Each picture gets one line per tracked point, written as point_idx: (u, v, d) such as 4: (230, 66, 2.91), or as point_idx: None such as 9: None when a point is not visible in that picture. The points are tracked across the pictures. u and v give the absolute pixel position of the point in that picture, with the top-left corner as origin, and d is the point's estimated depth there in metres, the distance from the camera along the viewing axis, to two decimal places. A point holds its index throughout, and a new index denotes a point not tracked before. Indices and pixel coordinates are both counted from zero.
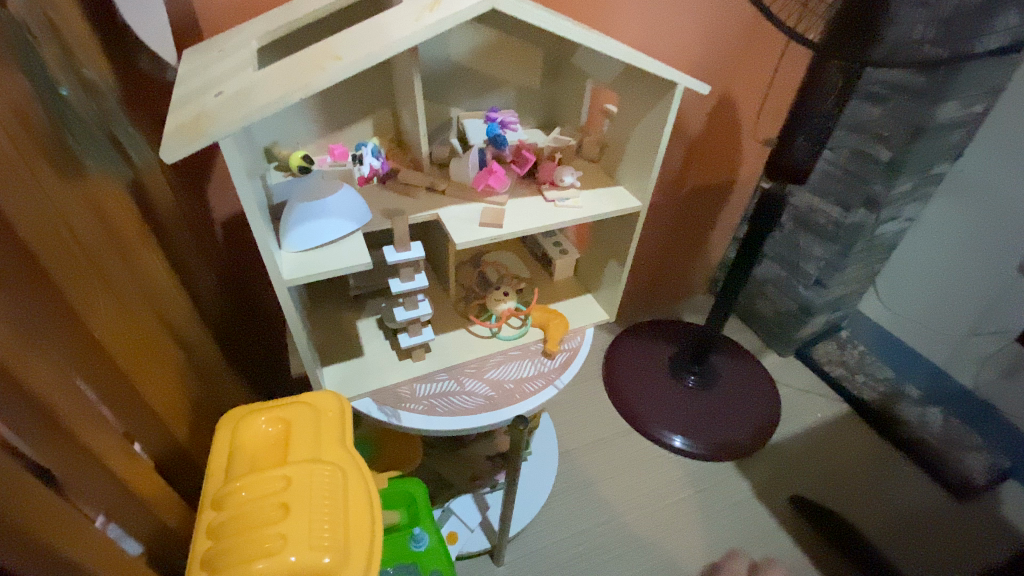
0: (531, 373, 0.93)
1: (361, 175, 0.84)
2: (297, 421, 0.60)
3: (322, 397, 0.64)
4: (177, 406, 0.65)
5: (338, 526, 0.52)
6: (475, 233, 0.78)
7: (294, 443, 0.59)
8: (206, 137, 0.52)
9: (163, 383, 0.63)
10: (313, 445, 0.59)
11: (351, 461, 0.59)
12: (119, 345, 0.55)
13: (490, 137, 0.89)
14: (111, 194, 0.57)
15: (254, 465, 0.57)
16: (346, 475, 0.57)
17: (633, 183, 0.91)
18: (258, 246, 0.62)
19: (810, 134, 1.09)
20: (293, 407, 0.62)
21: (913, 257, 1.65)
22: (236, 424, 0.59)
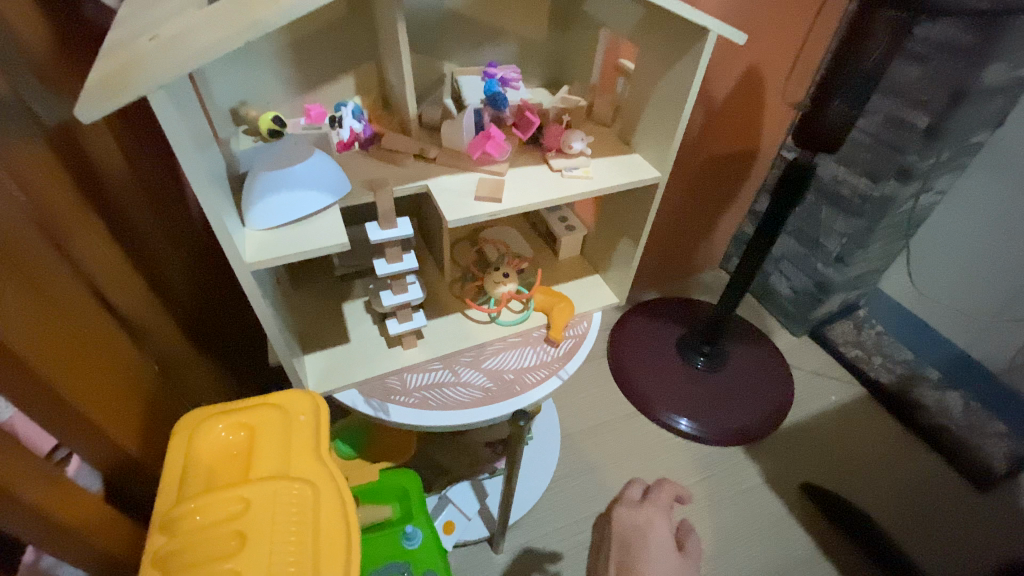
0: (535, 364, 0.85)
1: (340, 140, 0.75)
2: (264, 428, 0.62)
3: (291, 400, 0.65)
4: (123, 413, 0.60)
5: (304, 536, 0.56)
6: (470, 210, 0.68)
7: (257, 452, 0.61)
8: (132, 92, 0.42)
9: (106, 387, 0.57)
10: (283, 455, 0.61)
11: (323, 471, 0.61)
12: (62, 359, 0.51)
13: (489, 96, 0.77)
14: (38, 170, 0.51)
15: (216, 474, 0.59)
16: (319, 488, 0.59)
17: (651, 150, 0.80)
18: (211, 223, 0.53)
19: (848, 94, 0.95)
20: (259, 413, 0.63)
21: (942, 234, 1.53)
22: (195, 430, 0.61)
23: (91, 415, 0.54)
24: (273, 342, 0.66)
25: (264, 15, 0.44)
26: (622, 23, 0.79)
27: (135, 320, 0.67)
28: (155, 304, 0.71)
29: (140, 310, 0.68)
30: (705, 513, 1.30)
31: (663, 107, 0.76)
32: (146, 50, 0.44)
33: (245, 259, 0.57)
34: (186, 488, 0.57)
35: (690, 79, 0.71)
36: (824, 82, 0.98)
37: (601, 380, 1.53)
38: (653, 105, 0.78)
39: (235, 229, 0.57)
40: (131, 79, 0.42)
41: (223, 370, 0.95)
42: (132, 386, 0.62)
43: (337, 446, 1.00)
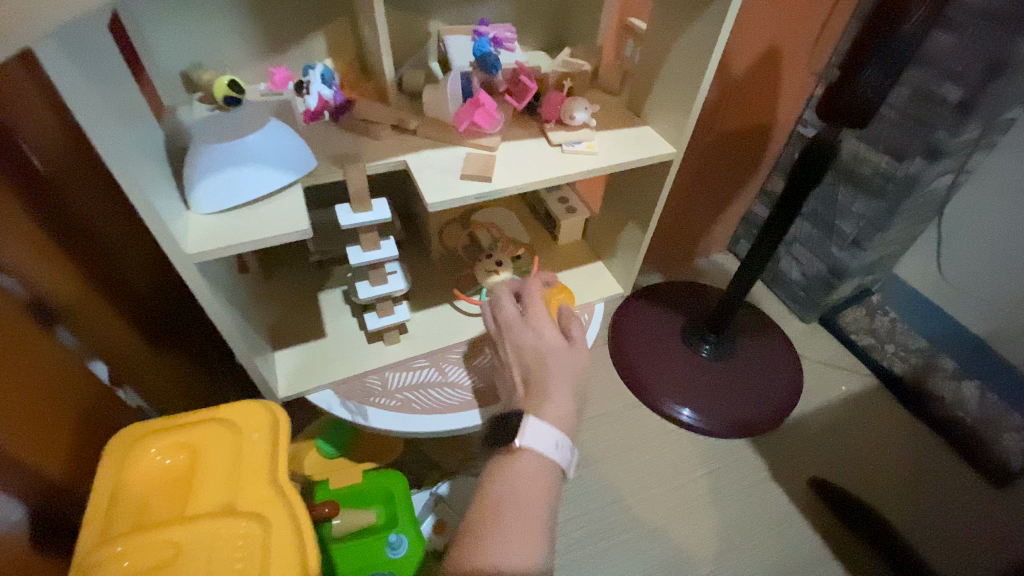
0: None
1: (308, 108, 0.65)
2: (209, 449, 0.62)
3: (241, 417, 0.64)
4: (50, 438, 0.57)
5: (251, 557, 0.55)
6: (454, 190, 0.60)
7: (198, 472, 0.60)
8: (16, 41, 0.32)
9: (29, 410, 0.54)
10: (231, 476, 0.60)
11: (274, 495, 0.59)
12: None
13: (479, 57, 0.67)
14: None
15: (160, 500, 0.58)
16: (267, 513, 0.58)
17: (665, 122, 0.71)
18: (135, 206, 0.45)
19: (882, 62, 0.84)
20: (207, 432, 0.63)
21: (968, 216, 1.41)
22: (123, 458, 0.59)
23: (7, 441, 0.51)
24: (231, 341, 0.59)
25: None
26: None
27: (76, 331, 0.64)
28: (100, 314, 0.67)
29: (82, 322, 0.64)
30: (709, 509, 1.24)
31: (682, 73, 0.67)
32: None
33: (185, 249, 0.49)
34: (115, 525, 0.55)
35: (714, 41, 0.62)
36: (854, 47, 0.86)
37: (601, 368, 1.46)
38: (671, 70, 0.69)
39: (173, 215, 0.50)
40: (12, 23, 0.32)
41: (192, 364, 0.88)
42: (60, 400, 0.59)
43: (318, 444, 0.93)
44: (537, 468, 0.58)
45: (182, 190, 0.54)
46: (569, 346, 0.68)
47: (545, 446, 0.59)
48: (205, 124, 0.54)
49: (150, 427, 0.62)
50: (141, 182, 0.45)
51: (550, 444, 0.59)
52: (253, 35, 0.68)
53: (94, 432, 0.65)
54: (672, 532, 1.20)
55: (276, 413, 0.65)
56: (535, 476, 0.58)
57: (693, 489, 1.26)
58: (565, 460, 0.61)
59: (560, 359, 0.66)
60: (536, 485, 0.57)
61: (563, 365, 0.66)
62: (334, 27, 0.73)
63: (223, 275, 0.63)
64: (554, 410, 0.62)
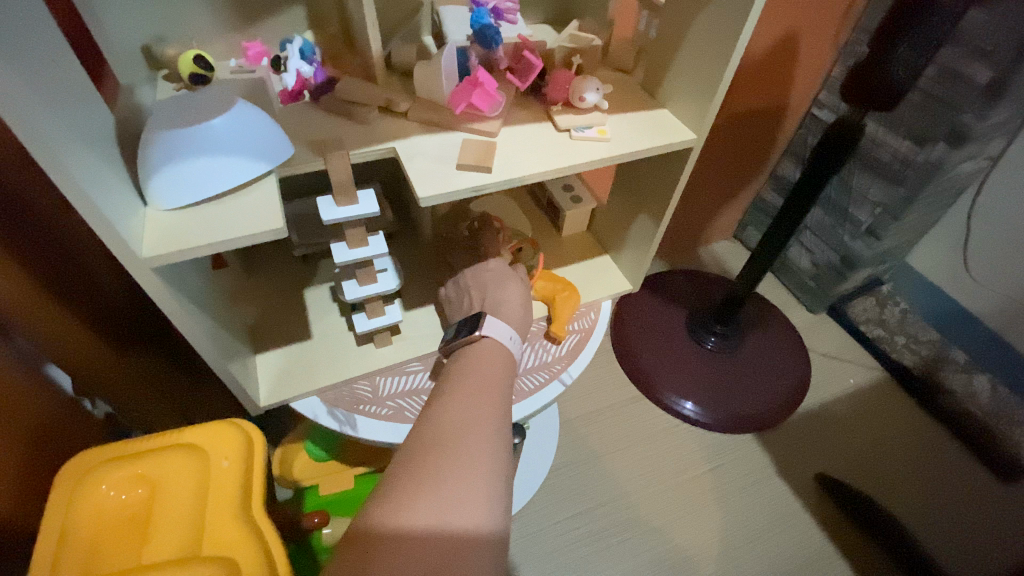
0: (532, 364, 0.74)
1: (286, 88, 0.59)
2: (177, 476, 0.58)
3: (217, 439, 0.60)
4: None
5: None
6: (449, 183, 0.53)
7: (155, 510, 0.56)
8: None
9: None
10: (200, 508, 0.56)
11: (246, 529, 0.55)
12: None
13: (478, 29, 0.60)
14: None
15: (120, 534, 0.55)
16: (235, 552, 0.53)
17: (683, 105, 0.64)
18: (78, 209, 0.39)
19: (918, 39, 0.77)
20: (177, 457, 0.58)
21: (988, 204, 1.35)
22: (71, 497, 0.55)
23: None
24: (202, 349, 0.53)
25: None
26: None
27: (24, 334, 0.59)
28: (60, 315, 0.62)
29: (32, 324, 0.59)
30: (714, 506, 1.20)
31: (703, 50, 0.61)
32: None
33: (142, 254, 0.43)
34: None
35: (744, 15, 0.55)
36: (887, 21, 0.79)
37: (603, 361, 1.41)
38: (692, 46, 0.62)
39: (126, 214, 0.44)
40: None
41: (172, 365, 0.83)
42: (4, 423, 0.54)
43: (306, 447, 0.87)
44: (498, 354, 0.62)
45: (139, 182, 0.48)
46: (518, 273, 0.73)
47: (504, 339, 0.64)
48: (163, 106, 0.48)
49: (100, 459, 0.57)
50: (83, 178, 0.39)
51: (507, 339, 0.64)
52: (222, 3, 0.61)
53: (48, 449, 0.61)
54: (675, 530, 1.16)
55: (248, 435, 0.60)
56: (496, 359, 0.62)
57: (697, 486, 1.22)
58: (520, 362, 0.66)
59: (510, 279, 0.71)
60: (497, 365, 0.61)
61: (518, 290, 0.70)
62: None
63: (192, 274, 0.56)
64: (511, 313, 0.67)
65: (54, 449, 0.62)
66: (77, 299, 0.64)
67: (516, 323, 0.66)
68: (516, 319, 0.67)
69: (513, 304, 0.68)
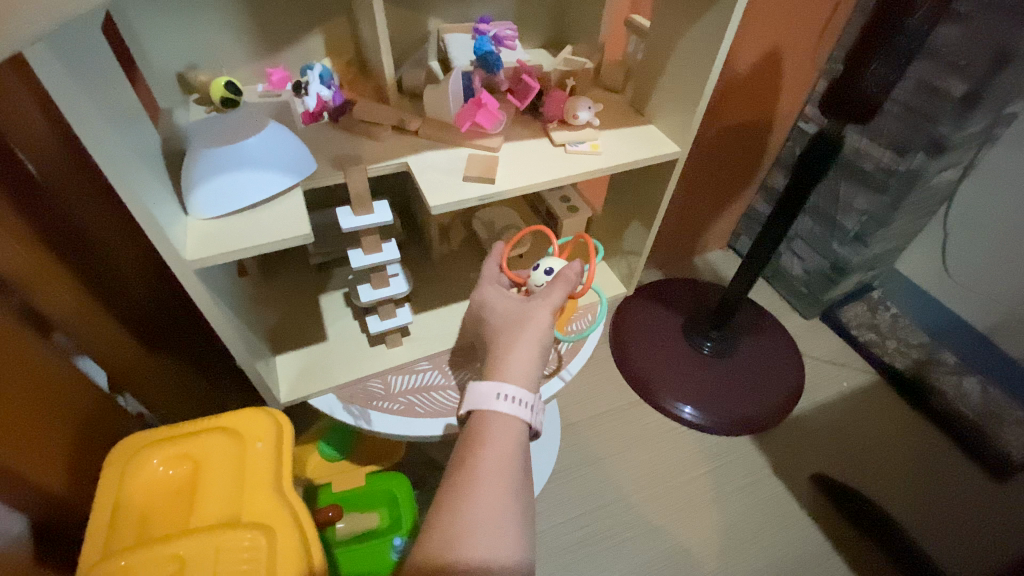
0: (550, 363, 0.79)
1: (307, 110, 0.66)
2: (211, 458, 0.62)
3: (250, 423, 0.65)
4: (47, 441, 0.58)
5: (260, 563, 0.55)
6: (457, 194, 0.59)
7: (198, 487, 0.61)
8: (10, 43, 0.32)
9: (23, 422, 0.55)
10: (238, 485, 0.61)
11: (285, 503, 0.60)
12: None
13: (480, 56, 0.66)
14: None
15: (160, 511, 0.59)
16: (274, 523, 0.58)
17: (669, 121, 0.70)
18: (136, 217, 0.45)
19: (887, 58, 0.83)
20: (209, 441, 0.63)
21: (966, 211, 1.39)
22: (124, 471, 0.60)
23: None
24: (230, 346, 0.59)
25: None
26: None
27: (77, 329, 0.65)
28: (103, 316, 0.67)
29: (83, 319, 0.65)
30: (713, 507, 1.23)
31: (685, 71, 0.67)
32: None
33: (186, 257, 0.49)
34: (116, 541, 0.57)
35: (719, 39, 0.61)
36: (859, 41, 0.85)
37: (603, 366, 1.45)
38: (675, 67, 0.68)
39: (172, 221, 0.50)
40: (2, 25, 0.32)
41: (194, 368, 0.88)
42: (54, 411, 0.59)
43: (321, 448, 0.93)
44: (502, 422, 0.57)
45: (181, 193, 0.54)
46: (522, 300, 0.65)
47: (502, 404, 0.57)
48: (202, 126, 0.54)
49: (150, 439, 0.62)
50: (139, 189, 0.45)
51: (505, 403, 0.57)
52: (249, 33, 0.67)
53: (94, 437, 0.66)
54: (676, 530, 1.19)
55: (282, 424, 0.65)
56: (501, 424, 0.57)
57: (696, 487, 1.26)
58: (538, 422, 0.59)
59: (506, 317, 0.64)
60: (504, 428, 0.57)
61: (528, 333, 0.62)
62: (332, 24, 0.71)
63: (222, 279, 0.62)
64: (520, 366, 0.60)
65: (98, 438, 0.67)
66: (117, 304, 0.70)
67: (522, 378, 0.59)
68: (521, 376, 0.59)
69: (517, 357, 0.61)
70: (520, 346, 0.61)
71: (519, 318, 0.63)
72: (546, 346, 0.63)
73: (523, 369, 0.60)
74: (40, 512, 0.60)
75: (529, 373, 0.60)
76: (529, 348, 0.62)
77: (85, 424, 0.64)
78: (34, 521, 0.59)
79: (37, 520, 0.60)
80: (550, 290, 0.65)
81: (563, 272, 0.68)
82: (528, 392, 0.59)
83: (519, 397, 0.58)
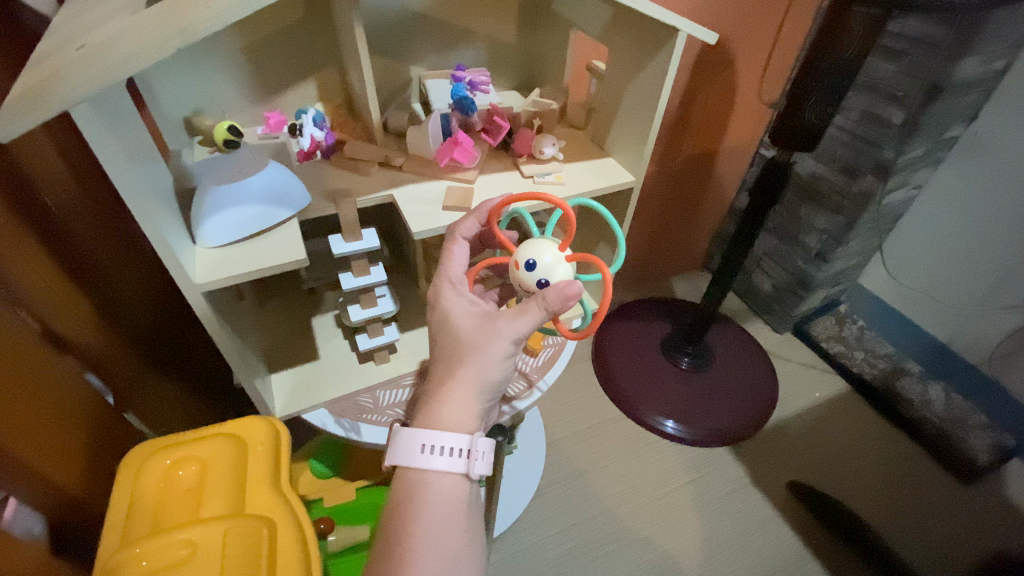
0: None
1: (301, 149, 0.73)
2: (214, 459, 0.67)
3: (252, 427, 0.70)
4: (75, 452, 0.64)
5: (262, 552, 0.60)
6: (436, 220, 0.67)
7: (207, 480, 0.66)
8: (54, 106, 0.40)
9: (57, 433, 0.61)
10: (240, 485, 0.65)
11: (282, 500, 0.65)
12: (18, 425, 0.55)
13: (456, 100, 0.75)
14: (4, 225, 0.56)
15: (166, 508, 0.63)
16: (273, 517, 0.63)
17: (626, 155, 0.80)
18: (156, 247, 0.52)
19: (821, 92, 0.93)
20: (212, 444, 0.68)
21: (916, 227, 1.49)
22: (141, 466, 0.65)
23: (36, 462, 0.58)
24: (231, 362, 0.65)
25: (196, 20, 0.42)
26: (591, 24, 0.78)
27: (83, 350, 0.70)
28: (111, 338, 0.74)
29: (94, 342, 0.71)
30: (694, 516, 1.27)
31: (638, 109, 0.75)
32: (73, 59, 0.41)
33: (195, 280, 0.56)
34: (133, 531, 0.61)
35: (661, 83, 0.70)
36: (797, 78, 0.95)
37: (585, 383, 1.51)
38: (629, 106, 0.77)
39: (183, 249, 0.57)
40: (52, 92, 0.40)
41: (188, 389, 0.92)
42: (79, 423, 0.65)
43: (312, 465, 0.98)
44: (437, 476, 0.55)
45: (189, 225, 0.61)
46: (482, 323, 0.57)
47: (426, 458, 0.54)
48: (211, 168, 0.62)
49: (161, 444, 0.67)
50: (158, 222, 0.52)
51: (436, 455, 0.54)
52: (250, 83, 0.76)
53: (109, 445, 0.71)
54: (658, 541, 1.22)
55: (279, 428, 0.70)
56: (435, 480, 0.55)
57: (678, 497, 1.29)
58: (476, 467, 0.55)
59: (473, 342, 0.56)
60: (443, 483, 0.55)
61: (474, 371, 0.55)
62: (324, 74, 0.80)
63: (223, 302, 0.68)
64: (459, 410, 0.56)
65: (110, 446, 0.71)
66: (121, 327, 0.76)
67: (455, 424, 0.55)
68: (454, 422, 0.55)
69: (452, 401, 0.56)
70: (467, 385, 0.56)
71: (467, 342, 0.56)
72: (493, 384, 0.57)
73: (461, 412, 0.56)
74: (61, 513, 0.64)
75: (466, 415, 0.56)
76: (471, 388, 0.56)
77: (98, 433, 0.69)
78: (53, 521, 0.63)
79: (58, 520, 0.64)
80: (513, 318, 0.56)
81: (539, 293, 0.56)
82: (457, 440, 0.55)
83: (450, 447, 0.54)
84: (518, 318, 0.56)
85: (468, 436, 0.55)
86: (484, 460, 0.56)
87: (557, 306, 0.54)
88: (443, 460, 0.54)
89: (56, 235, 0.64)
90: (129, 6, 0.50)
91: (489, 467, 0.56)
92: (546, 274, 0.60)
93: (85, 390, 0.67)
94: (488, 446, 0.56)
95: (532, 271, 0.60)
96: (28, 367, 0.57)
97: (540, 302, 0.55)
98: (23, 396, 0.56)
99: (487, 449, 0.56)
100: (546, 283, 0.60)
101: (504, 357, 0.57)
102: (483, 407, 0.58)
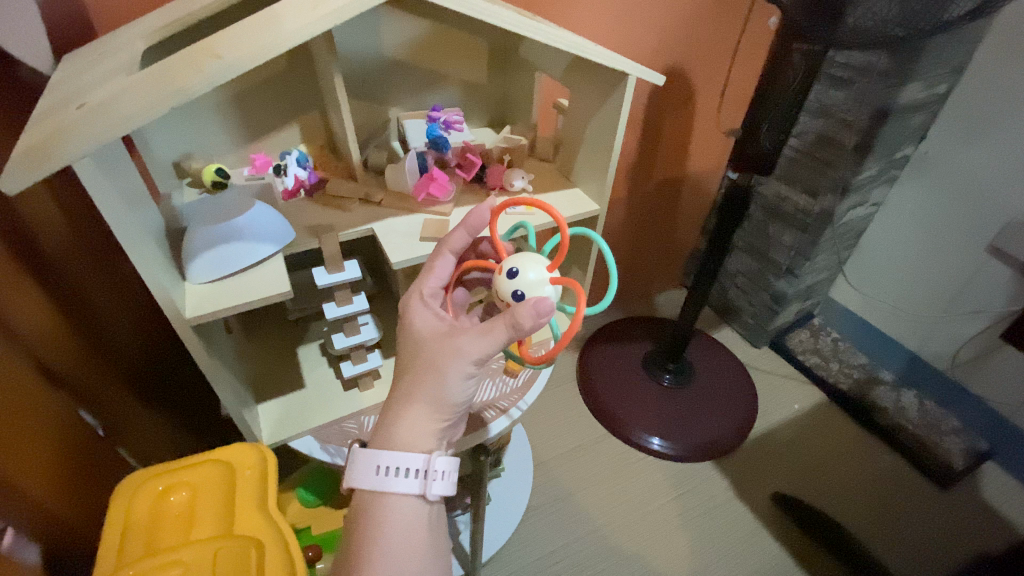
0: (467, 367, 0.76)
1: (286, 187, 0.78)
2: (203, 485, 0.69)
3: (239, 453, 0.72)
4: (67, 482, 0.66)
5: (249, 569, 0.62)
6: (413, 251, 0.71)
7: (197, 507, 0.67)
8: (59, 162, 0.44)
9: (50, 463, 0.63)
10: (231, 508, 0.67)
11: (269, 522, 0.66)
12: (18, 456, 0.57)
13: (432, 139, 0.81)
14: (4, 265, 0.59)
15: (155, 534, 0.65)
16: (260, 539, 0.65)
17: (592, 185, 0.85)
18: (150, 285, 0.56)
19: (774, 121, 1.00)
20: (198, 472, 0.70)
21: (879, 241, 1.57)
22: (133, 492, 0.67)
23: (33, 491, 0.60)
24: (220, 393, 0.67)
25: (190, 80, 0.47)
26: (553, 66, 0.84)
27: (74, 383, 0.72)
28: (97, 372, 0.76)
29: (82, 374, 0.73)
30: (681, 531, 1.28)
31: (599, 144, 0.82)
32: (76, 118, 0.46)
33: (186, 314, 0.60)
34: (128, 554, 0.63)
35: (618, 120, 0.77)
36: (754, 108, 1.02)
37: (569, 403, 1.54)
38: (591, 140, 0.83)
39: (174, 287, 0.60)
40: (58, 149, 0.44)
41: (172, 421, 0.93)
42: (71, 454, 0.67)
43: (299, 494, 1.00)
44: (395, 495, 0.58)
45: (181, 264, 0.65)
46: (446, 333, 0.59)
47: (386, 479, 0.57)
48: (200, 211, 0.66)
49: (152, 473, 0.69)
50: (152, 264, 0.55)
51: (391, 476, 0.57)
52: (236, 128, 0.80)
53: (95, 476, 0.72)
54: (647, 558, 1.23)
55: (266, 453, 0.72)
56: (395, 499, 0.58)
57: (664, 514, 1.31)
58: (433, 487, 0.58)
59: (441, 356, 0.57)
60: (401, 503, 0.58)
61: (433, 391, 0.57)
62: (306, 117, 0.85)
63: (211, 335, 0.71)
64: (411, 430, 0.58)
65: (98, 474, 0.73)
66: (109, 361, 0.78)
67: (414, 444, 0.58)
68: (411, 442, 0.58)
69: (409, 422, 0.58)
70: (424, 404, 0.58)
71: (429, 359, 0.58)
72: (450, 405, 0.59)
73: (417, 433, 0.58)
74: (58, 541, 0.65)
75: (421, 435, 0.59)
76: (428, 408, 0.58)
77: (88, 466, 0.70)
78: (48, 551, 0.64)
79: (54, 549, 0.65)
80: (430, 271, 0.65)
81: (509, 312, 0.55)
82: (418, 458, 0.57)
83: (407, 468, 0.57)
84: (481, 335, 0.56)
85: (427, 454, 0.58)
86: (441, 480, 0.58)
87: (528, 325, 0.54)
88: (395, 480, 0.57)
89: (51, 271, 0.68)
90: (126, 67, 0.55)
91: (449, 486, 0.59)
92: (526, 288, 0.61)
93: (75, 426, 0.69)
94: (446, 465, 0.59)
95: (513, 277, 0.62)
96: (24, 399, 0.59)
97: (509, 319, 0.55)
98: (23, 429, 0.58)
99: (447, 469, 0.59)
100: (522, 294, 0.61)
101: (463, 381, 0.58)
102: (443, 427, 0.60)
